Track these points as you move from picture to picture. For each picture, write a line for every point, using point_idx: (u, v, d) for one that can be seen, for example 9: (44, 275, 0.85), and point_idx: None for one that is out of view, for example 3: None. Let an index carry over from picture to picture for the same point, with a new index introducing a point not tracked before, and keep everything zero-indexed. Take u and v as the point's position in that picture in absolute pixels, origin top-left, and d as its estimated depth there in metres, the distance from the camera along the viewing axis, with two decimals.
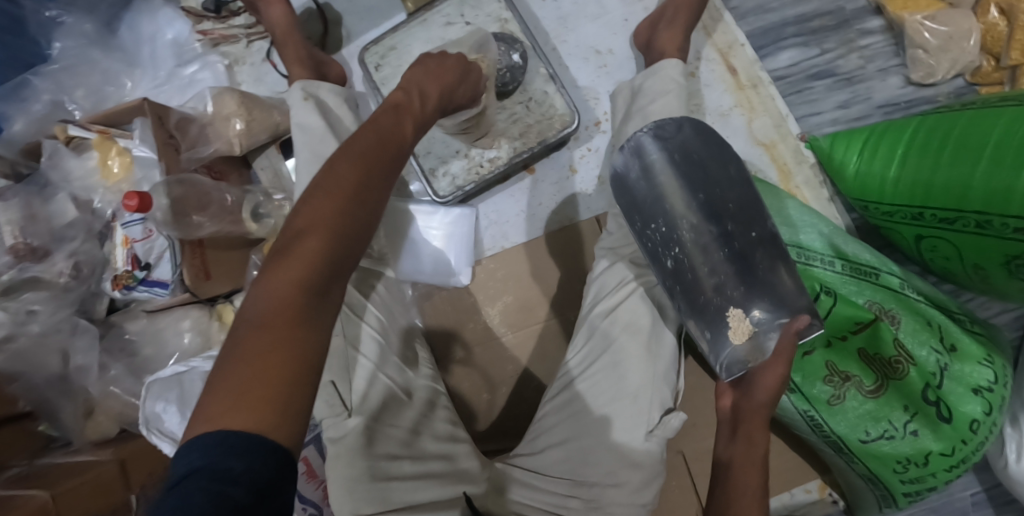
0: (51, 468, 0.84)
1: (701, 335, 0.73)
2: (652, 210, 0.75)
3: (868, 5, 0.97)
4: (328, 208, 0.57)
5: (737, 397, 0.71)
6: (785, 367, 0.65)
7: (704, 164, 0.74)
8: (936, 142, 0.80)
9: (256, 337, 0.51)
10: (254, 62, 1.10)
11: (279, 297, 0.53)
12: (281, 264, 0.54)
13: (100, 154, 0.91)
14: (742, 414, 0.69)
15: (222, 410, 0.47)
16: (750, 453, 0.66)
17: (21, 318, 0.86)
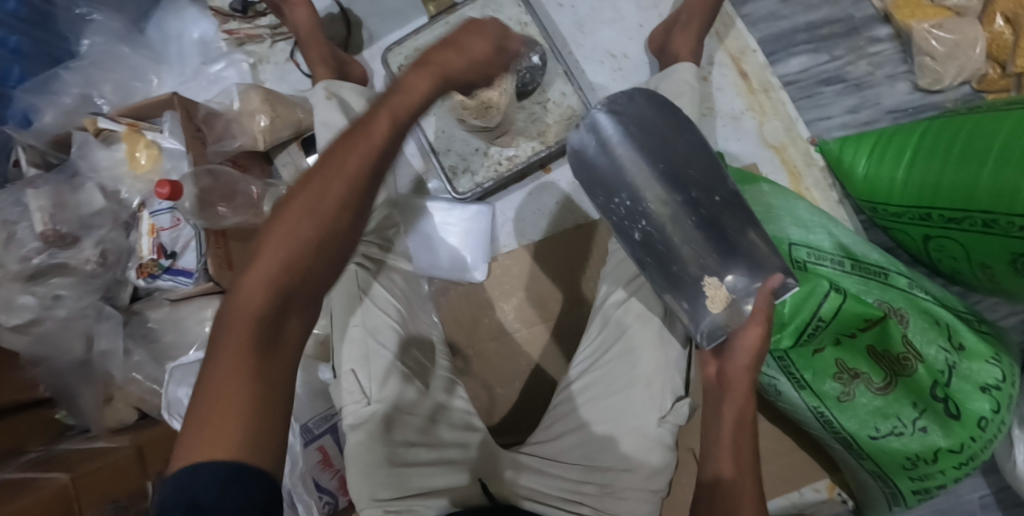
0: (67, 454, 0.85)
1: (679, 306, 0.79)
2: (615, 185, 0.85)
3: (877, 14, 1.00)
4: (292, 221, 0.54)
5: (719, 363, 0.73)
6: (763, 326, 0.68)
7: (659, 134, 0.83)
8: (943, 145, 0.82)
9: (213, 365, 0.51)
10: (278, 61, 1.13)
11: (237, 324, 0.52)
12: (243, 288, 0.53)
13: (129, 146, 0.94)
14: (727, 382, 0.71)
15: (194, 442, 0.48)
16: (738, 420, 0.69)
17: (48, 302, 0.88)
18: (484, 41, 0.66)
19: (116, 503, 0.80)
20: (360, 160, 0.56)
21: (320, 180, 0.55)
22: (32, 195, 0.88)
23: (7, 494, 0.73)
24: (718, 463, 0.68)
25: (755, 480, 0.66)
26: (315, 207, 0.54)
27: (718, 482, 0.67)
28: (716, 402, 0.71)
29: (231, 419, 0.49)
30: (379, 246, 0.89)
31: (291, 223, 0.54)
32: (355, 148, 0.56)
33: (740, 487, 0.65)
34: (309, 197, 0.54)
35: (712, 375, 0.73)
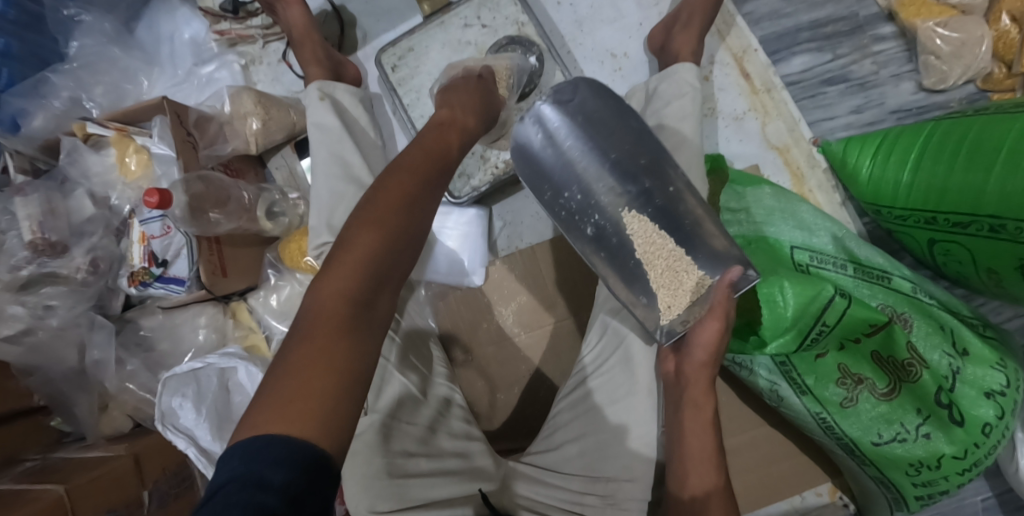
0: (63, 462, 0.85)
1: (637, 301, 0.77)
2: (563, 179, 0.80)
3: (881, 11, 0.97)
4: (371, 237, 0.59)
5: (678, 361, 0.72)
6: (722, 322, 0.67)
7: (606, 123, 0.78)
8: (949, 148, 0.80)
9: (307, 342, 0.54)
10: (271, 62, 1.11)
11: (328, 305, 0.56)
12: (330, 277, 0.58)
13: (118, 151, 0.92)
14: (685, 377, 0.70)
15: (266, 418, 0.50)
16: (698, 414, 0.68)
17: (39, 312, 0.87)
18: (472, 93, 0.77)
19: (112, 511, 0.80)
20: (414, 175, 0.65)
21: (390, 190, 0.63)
22: (22, 203, 0.86)
23: (3, 507, 0.73)
24: (682, 460, 0.68)
25: (718, 475, 0.67)
26: (392, 211, 0.61)
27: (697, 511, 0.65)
28: (676, 397, 0.70)
29: (318, 395, 0.52)
30: None
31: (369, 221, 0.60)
32: (419, 165, 0.66)
33: (701, 484, 0.66)
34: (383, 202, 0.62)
35: (669, 371, 0.72)
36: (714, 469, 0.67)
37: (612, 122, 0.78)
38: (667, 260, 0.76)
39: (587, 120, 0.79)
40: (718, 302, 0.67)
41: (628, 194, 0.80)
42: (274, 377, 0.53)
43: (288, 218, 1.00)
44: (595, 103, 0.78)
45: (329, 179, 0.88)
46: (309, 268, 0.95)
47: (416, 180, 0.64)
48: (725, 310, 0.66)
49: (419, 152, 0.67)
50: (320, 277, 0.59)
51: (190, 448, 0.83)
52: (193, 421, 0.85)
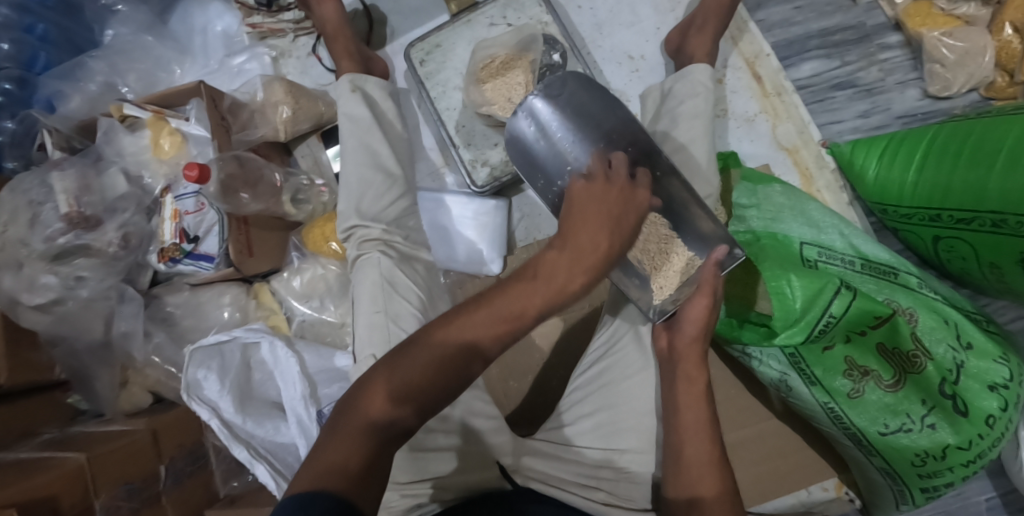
0: (80, 434, 0.89)
1: (629, 283, 0.78)
2: (554, 169, 0.81)
3: (888, 22, 1.02)
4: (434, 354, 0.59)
5: (670, 336, 0.74)
6: (711, 297, 0.71)
7: (592, 114, 0.80)
8: (953, 149, 0.84)
9: (350, 421, 0.57)
10: (301, 56, 1.13)
11: (357, 419, 0.57)
12: (367, 394, 0.58)
13: (153, 133, 0.95)
14: (678, 352, 0.72)
15: (306, 477, 0.53)
16: (690, 389, 0.70)
17: (70, 283, 0.89)
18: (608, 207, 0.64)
19: (128, 484, 0.84)
20: (505, 310, 0.59)
21: (455, 330, 0.59)
22: (59, 176, 0.89)
23: (26, 473, 0.76)
24: (680, 430, 0.69)
25: (716, 443, 0.68)
26: (440, 356, 0.59)
27: (695, 502, 0.65)
28: (670, 371, 0.72)
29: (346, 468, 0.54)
30: (403, 236, 0.93)
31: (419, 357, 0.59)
32: (496, 311, 0.60)
33: (706, 452, 0.67)
34: (440, 341, 0.59)
35: (663, 348, 0.74)
36: (715, 437, 0.68)
37: (598, 113, 0.80)
38: (656, 245, 0.77)
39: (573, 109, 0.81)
40: (706, 278, 0.71)
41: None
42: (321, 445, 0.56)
43: (311, 206, 1.04)
44: (579, 93, 0.81)
45: (358, 167, 0.93)
46: (333, 252, 1.00)
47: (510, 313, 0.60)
48: (712, 286, 0.70)
49: (510, 290, 0.60)
50: (383, 369, 0.60)
51: (213, 419, 0.85)
52: (216, 393, 0.88)
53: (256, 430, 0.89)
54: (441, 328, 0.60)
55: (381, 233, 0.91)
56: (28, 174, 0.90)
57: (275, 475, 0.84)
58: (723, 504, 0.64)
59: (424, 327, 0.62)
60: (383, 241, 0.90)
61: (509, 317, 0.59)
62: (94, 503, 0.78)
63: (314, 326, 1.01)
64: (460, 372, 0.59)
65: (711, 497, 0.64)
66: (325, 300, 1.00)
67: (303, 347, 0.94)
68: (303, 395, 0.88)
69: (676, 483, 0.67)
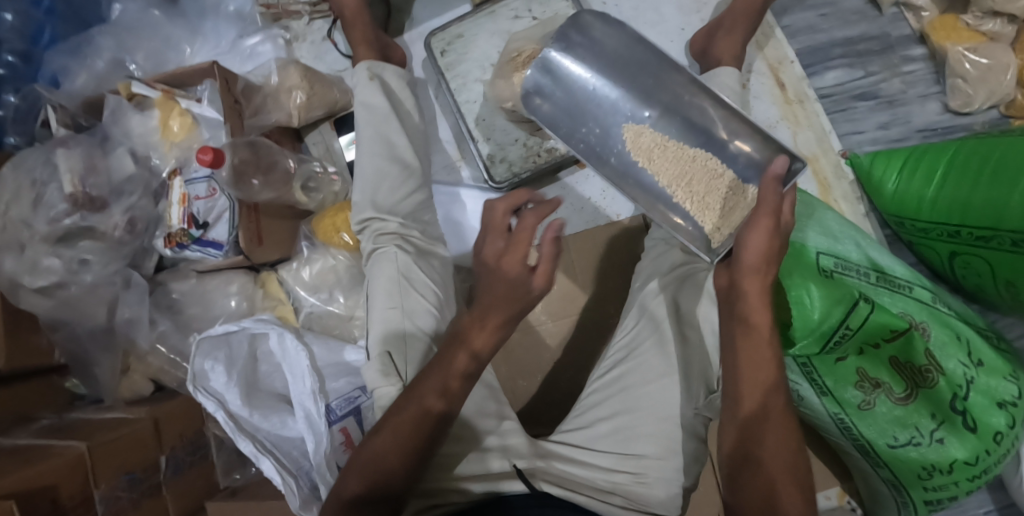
0: (80, 422, 0.87)
1: (684, 229, 0.78)
2: (579, 116, 0.83)
3: (913, 33, 1.01)
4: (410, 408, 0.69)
5: (730, 275, 0.66)
6: (772, 219, 0.62)
7: (611, 59, 0.81)
8: (974, 167, 0.85)
9: (354, 471, 0.69)
10: (315, 40, 1.09)
11: (358, 467, 0.69)
12: (357, 458, 0.70)
13: (163, 113, 0.92)
14: (741, 291, 0.64)
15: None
16: (752, 335, 0.62)
17: (74, 267, 0.87)
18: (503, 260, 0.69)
19: (129, 474, 0.83)
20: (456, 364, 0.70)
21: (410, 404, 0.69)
22: (64, 155, 0.86)
23: (25, 462, 0.74)
24: (734, 381, 0.63)
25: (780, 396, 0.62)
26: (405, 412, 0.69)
27: (751, 459, 0.61)
28: (727, 310, 0.65)
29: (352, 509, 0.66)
30: (419, 231, 0.91)
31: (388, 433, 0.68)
32: (439, 374, 0.69)
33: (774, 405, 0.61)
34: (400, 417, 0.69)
35: (722, 285, 0.67)
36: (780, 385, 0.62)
37: (631, 59, 0.81)
38: (687, 172, 0.78)
39: (601, 54, 0.81)
40: (765, 198, 0.62)
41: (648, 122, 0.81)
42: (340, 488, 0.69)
43: (322, 195, 1.02)
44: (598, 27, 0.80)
45: (374, 157, 0.91)
46: (343, 243, 0.97)
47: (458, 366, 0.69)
48: (773, 206, 0.62)
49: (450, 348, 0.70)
50: (378, 427, 0.70)
51: (218, 411, 0.84)
52: (223, 384, 0.86)
53: (262, 423, 0.87)
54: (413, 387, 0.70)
55: (398, 227, 0.89)
56: (32, 151, 0.87)
57: (280, 471, 0.82)
58: (781, 459, 0.60)
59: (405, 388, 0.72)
60: (399, 236, 0.89)
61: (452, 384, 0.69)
62: (94, 493, 0.77)
63: (322, 319, 0.98)
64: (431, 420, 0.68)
65: (768, 455, 0.60)
66: (334, 292, 0.98)
67: (313, 340, 0.93)
68: (311, 389, 0.85)
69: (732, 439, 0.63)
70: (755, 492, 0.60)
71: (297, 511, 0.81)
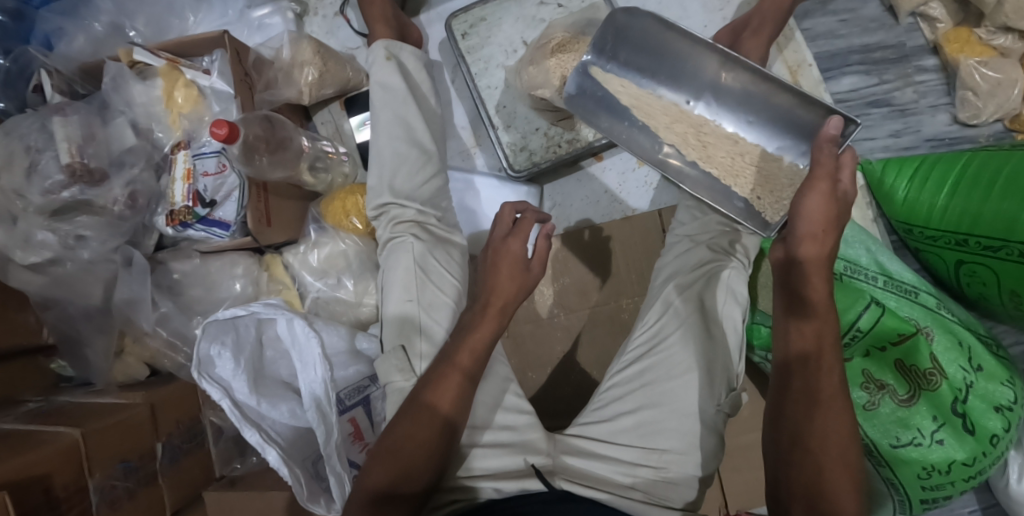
0: (70, 406, 0.81)
1: (734, 208, 0.85)
2: (623, 110, 0.88)
3: (926, 44, 1.03)
4: (437, 391, 0.71)
5: (786, 249, 0.69)
6: (827, 184, 0.66)
7: (647, 51, 0.87)
8: (987, 178, 0.87)
9: (379, 459, 0.68)
10: (328, 15, 1.05)
11: (383, 453, 0.68)
12: (381, 445, 0.69)
13: (166, 84, 0.87)
14: (799, 263, 0.67)
15: (360, 504, 0.65)
16: (814, 320, 0.64)
17: (70, 243, 0.83)
18: (510, 248, 0.78)
19: (124, 463, 0.78)
20: (479, 344, 0.73)
21: (423, 404, 0.70)
22: (60, 122, 0.81)
23: (16, 448, 0.69)
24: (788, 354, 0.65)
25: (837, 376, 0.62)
26: (430, 394, 0.70)
27: (799, 439, 0.61)
28: (789, 288, 0.68)
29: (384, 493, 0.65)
30: (437, 218, 0.88)
31: (399, 444, 0.68)
32: (467, 352, 0.73)
33: (830, 388, 0.62)
34: (409, 428, 0.68)
35: (779, 257, 0.70)
36: (836, 365, 0.62)
37: (669, 49, 0.86)
38: (723, 155, 0.85)
39: (638, 46, 0.87)
40: (821, 162, 0.66)
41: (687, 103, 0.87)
42: (364, 476, 0.68)
43: (331, 176, 0.98)
44: (635, 20, 0.85)
45: (392, 141, 0.88)
46: (353, 228, 0.94)
47: (478, 348, 0.73)
48: (828, 172, 0.66)
49: (470, 332, 0.74)
50: (399, 415, 0.70)
51: (222, 399, 0.79)
52: (229, 371, 0.83)
53: (269, 412, 0.84)
54: (437, 373, 0.72)
55: (415, 214, 0.86)
56: (26, 116, 0.82)
57: (286, 462, 0.78)
58: (840, 435, 0.60)
59: (421, 377, 0.73)
60: (417, 223, 0.86)
61: (456, 394, 0.71)
62: (89, 482, 0.72)
63: (329, 304, 0.95)
64: (456, 401, 0.71)
65: (819, 433, 0.60)
66: (342, 277, 0.95)
67: (322, 326, 0.89)
68: (323, 378, 0.80)
69: (779, 423, 0.63)
70: (802, 477, 0.60)
71: (304, 502, 0.78)
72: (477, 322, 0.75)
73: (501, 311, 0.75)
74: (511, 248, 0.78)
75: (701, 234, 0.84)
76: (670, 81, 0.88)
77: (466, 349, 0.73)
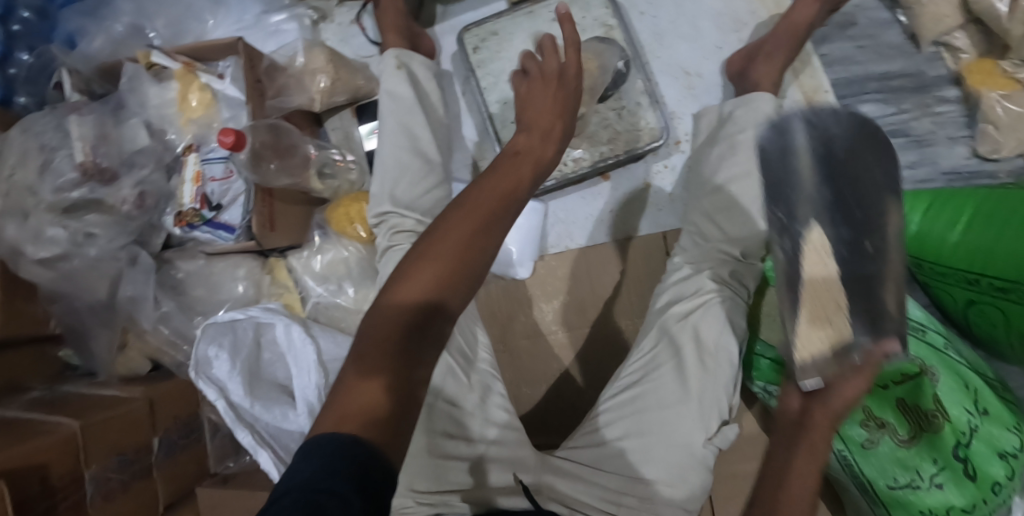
0: (73, 396, 0.84)
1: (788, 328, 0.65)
2: (775, 188, 0.68)
3: (948, 74, 1.00)
4: (427, 275, 0.55)
5: (809, 403, 0.68)
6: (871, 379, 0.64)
7: (854, 164, 0.68)
8: (1002, 215, 0.84)
9: (362, 357, 0.52)
10: (343, 23, 1.05)
11: (364, 352, 0.53)
12: (364, 338, 0.54)
13: (181, 86, 0.89)
14: (807, 423, 0.68)
15: (336, 423, 0.48)
16: (806, 458, 0.68)
17: (78, 239, 0.84)
18: (550, 94, 0.66)
19: (121, 456, 0.80)
20: (484, 213, 0.58)
21: (416, 280, 0.55)
22: (75, 121, 0.85)
23: (16, 436, 0.71)
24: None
25: None
26: (429, 267, 0.55)
27: None
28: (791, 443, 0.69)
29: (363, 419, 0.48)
30: None
31: (364, 352, 0.53)
32: (468, 217, 0.57)
33: None
34: (380, 324, 0.54)
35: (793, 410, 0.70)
36: None
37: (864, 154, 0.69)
38: (823, 310, 0.63)
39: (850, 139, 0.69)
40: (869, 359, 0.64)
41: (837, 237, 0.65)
42: (337, 395, 0.51)
43: (338, 183, 0.98)
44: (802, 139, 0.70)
45: (396, 150, 0.88)
46: (356, 235, 0.95)
47: (480, 220, 0.57)
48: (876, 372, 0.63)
49: (468, 204, 0.58)
50: (384, 293, 0.56)
51: (218, 399, 0.82)
52: (225, 373, 0.84)
53: (263, 414, 0.84)
54: (429, 244, 0.57)
55: (414, 225, 0.86)
56: (43, 114, 0.85)
57: (278, 464, 0.80)
58: None
59: (404, 260, 0.58)
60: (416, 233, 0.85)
61: (452, 281, 0.55)
62: (85, 474, 0.74)
63: (329, 310, 0.96)
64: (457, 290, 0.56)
65: None
66: (343, 284, 0.96)
67: (319, 333, 0.89)
68: (316, 384, 0.81)
69: None
70: None
71: None
72: (474, 192, 0.60)
73: (507, 202, 0.59)
74: (554, 80, 0.67)
75: (703, 261, 0.83)
76: (830, 219, 0.66)
77: (463, 221, 0.57)
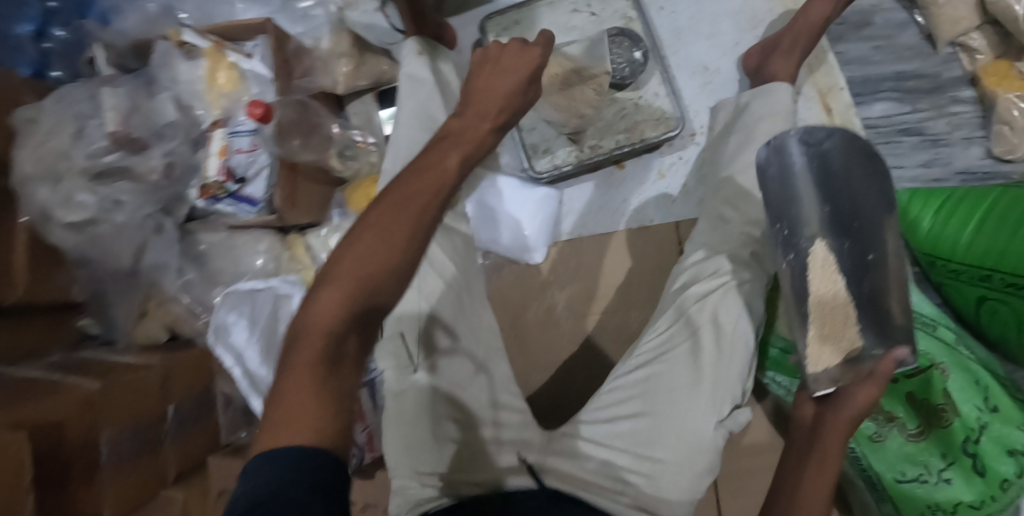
0: (91, 360, 0.86)
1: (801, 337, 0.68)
2: (777, 210, 0.69)
3: (965, 75, 1.01)
4: (362, 266, 0.57)
5: (820, 409, 0.70)
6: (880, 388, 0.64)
7: (846, 175, 0.67)
8: (1016, 214, 0.84)
9: (298, 353, 0.53)
10: (368, 10, 1.10)
11: (304, 346, 0.53)
12: (301, 332, 0.54)
13: (210, 64, 0.91)
14: (823, 426, 0.69)
15: (282, 428, 0.49)
16: (820, 465, 0.68)
17: (107, 206, 0.86)
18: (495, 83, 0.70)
19: (136, 421, 0.82)
20: (413, 207, 0.61)
21: (352, 271, 0.57)
22: (109, 93, 0.87)
23: (37, 393, 0.73)
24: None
25: None
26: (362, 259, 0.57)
27: None
28: (805, 447, 0.70)
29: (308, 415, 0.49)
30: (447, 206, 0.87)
31: (302, 347, 0.53)
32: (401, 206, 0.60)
33: None
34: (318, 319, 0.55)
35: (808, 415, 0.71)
36: None
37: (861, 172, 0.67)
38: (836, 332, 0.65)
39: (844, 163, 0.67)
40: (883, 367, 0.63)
41: (838, 248, 0.67)
42: (276, 393, 0.51)
43: (358, 164, 1.01)
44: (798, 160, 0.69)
45: (411, 131, 0.89)
46: None
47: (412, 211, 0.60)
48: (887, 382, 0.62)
49: (399, 195, 0.61)
50: (320, 288, 0.57)
51: (234, 366, 0.85)
52: (242, 341, 0.86)
53: None
54: (363, 236, 0.59)
55: None
56: (77, 85, 0.88)
57: None
58: None
59: (337, 252, 0.59)
60: None
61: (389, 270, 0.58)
62: (101, 435, 0.76)
63: None
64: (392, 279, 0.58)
65: None
66: None
67: None
68: None
69: None
70: None
71: None
72: (406, 185, 0.62)
73: (438, 191, 0.63)
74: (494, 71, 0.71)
75: (722, 243, 0.83)
76: (836, 234, 0.67)
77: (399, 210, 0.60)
